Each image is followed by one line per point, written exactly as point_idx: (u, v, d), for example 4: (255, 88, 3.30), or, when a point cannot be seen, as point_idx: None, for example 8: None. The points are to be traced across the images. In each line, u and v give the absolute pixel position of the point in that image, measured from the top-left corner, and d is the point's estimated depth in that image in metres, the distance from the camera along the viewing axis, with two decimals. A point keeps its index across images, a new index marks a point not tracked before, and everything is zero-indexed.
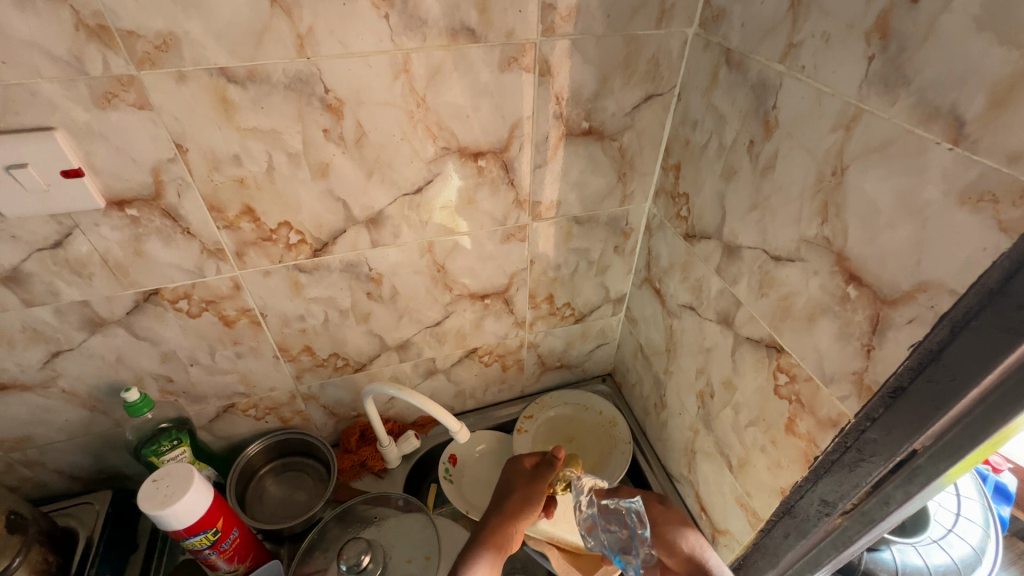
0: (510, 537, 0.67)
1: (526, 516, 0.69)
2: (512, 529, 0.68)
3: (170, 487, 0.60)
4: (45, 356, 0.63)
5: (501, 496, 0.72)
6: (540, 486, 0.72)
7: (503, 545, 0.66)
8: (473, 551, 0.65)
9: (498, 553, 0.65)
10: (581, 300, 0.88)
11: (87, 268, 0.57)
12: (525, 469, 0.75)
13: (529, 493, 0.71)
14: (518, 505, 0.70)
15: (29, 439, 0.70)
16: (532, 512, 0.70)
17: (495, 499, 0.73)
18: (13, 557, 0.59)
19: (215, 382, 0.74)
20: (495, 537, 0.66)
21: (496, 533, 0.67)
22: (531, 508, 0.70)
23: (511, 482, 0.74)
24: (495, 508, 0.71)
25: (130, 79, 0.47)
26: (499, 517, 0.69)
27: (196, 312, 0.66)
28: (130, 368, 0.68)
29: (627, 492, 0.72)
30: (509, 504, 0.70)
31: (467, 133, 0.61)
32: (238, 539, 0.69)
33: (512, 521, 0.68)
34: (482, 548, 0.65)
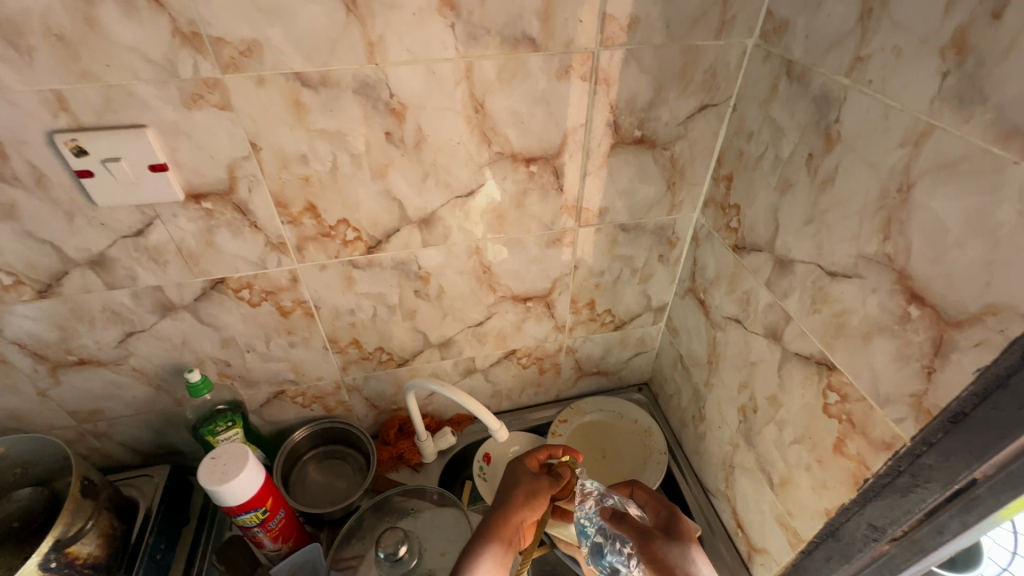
0: (514, 531, 0.68)
1: (529, 513, 0.70)
2: (514, 523, 0.68)
3: (226, 465, 0.64)
4: (120, 335, 0.68)
5: (503, 493, 0.72)
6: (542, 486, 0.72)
7: (505, 536, 0.66)
8: (479, 541, 0.65)
9: (504, 544, 0.66)
10: (622, 307, 0.88)
11: (163, 256, 0.62)
12: (529, 469, 0.75)
13: (531, 491, 0.72)
14: (519, 503, 0.70)
15: (100, 412, 0.76)
16: (535, 507, 0.71)
17: (498, 495, 0.73)
18: (86, 520, 0.64)
19: (268, 369, 0.78)
20: (498, 529, 0.67)
21: (497, 525, 0.67)
22: (532, 505, 0.70)
23: (514, 480, 0.74)
24: (497, 504, 0.71)
25: (215, 82, 0.51)
26: (499, 512, 0.69)
27: (256, 301, 0.69)
28: (193, 351, 0.73)
29: (630, 525, 0.65)
30: (510, 500, 0.70)
31: (522, 139, 0.63)
32: (283, 519, 0.73)
33: (513, 517, 0.68)
34: (486, 538, 0.65)
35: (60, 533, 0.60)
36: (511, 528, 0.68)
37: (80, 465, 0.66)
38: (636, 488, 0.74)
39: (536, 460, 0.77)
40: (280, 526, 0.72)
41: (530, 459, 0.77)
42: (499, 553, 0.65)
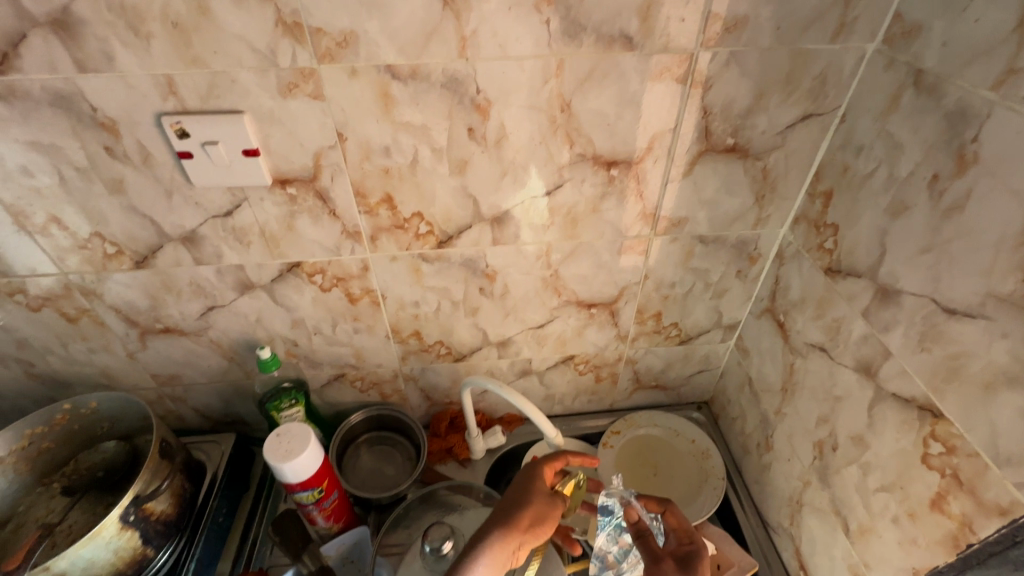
0: (514, 548, 0.62)
1: (536, 535, 0.64)
2: (518, 539, 0.62)
3: (290, 444, 0.66)
4: (202, 308, 0.71)
5: (512, 499, 0.67)
6: (554, 509, 0.67)
7: (505, 551, 0.61)
8: (478, 549, 0.60)
9: (501, 558, 0.61)
10: (690, 322, 0.84)
11: (247, 237, 0.64)
12: (541, 481, 0.69)
13: (543, 509, 0.66)
14: (529, 520, 0.64)
15: (178, 377, 0.80)
16: (543, 529, 0.65)
17: (506, 499, 0.67)
18: (163, 480, 0.68)
19: (332, 352, 0.80)
20: (501, 541, 0.61)
21: (501, 537, 0.61)
22: (541, 526, 0.65)
23: (528, 489, 0.68)
24: (505, 511, 0.65)
25: (311, 72, 0.51)
26: (506, 521, 0.63)
27: (328, 286, 0.71)
28: (265, 329, 0.75)
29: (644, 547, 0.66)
30: (521, 512, 0.64)
31: (606, 142, 0.60)
32: (336, 500, 0.74)
33: (518, 538, 0.62)
34: (487, 548, 0.60)
35: (138, 491, 0.64)
36: (512, 551, 0.62)
37: (161, 427, 0.70)
38: (670, 509, 0.67)
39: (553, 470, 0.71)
40: (332, 505, 0.74)
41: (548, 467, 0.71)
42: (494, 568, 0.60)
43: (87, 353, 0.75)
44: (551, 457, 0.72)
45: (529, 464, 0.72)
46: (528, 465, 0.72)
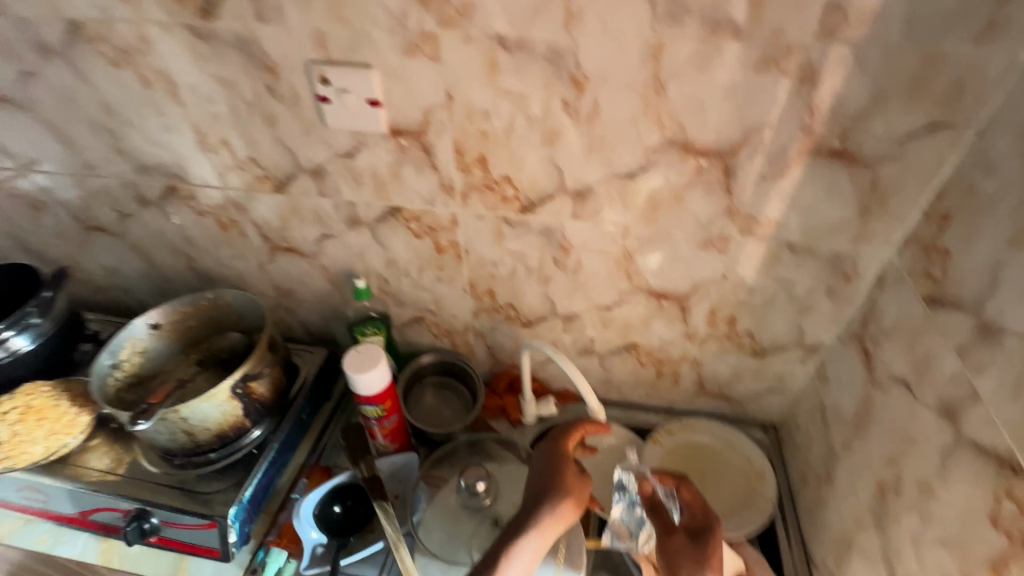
0: (558, 526, 0.65)
1: (577, 510, 0.66)
2: (560, 520, 0.65)
3: (367, 359, 0.76)
4: (318, 235, 0.84)
5: (546, 478, 0.68)
6: (588, 484, 0.69)
7: (548, 532, 0.64)
8: (522, 535, 0.63)
9: (550, 535, 0.64)
10: (766, 334, 0.80)
11: (361, 178, 0.74)
12: (564, 454, 0.71)
13: (577, 485, 0.68)
14: (571, 501, 0.66)
15: (292, 291, 0.95)
16: (579, 505, 0.67)
17: (539, 477, 0.69)
18: (264, 367, 0.81)
19: (415, 295, 0.90)
20: (543, 523, 0.64)
21: (543, 519, 0.64)
22: (580, 500, 0.67)
23: (556, 467, 0.69)
24: (540, 489, 0.67)
25: (432, 36, 0.58)
26: (551, 503, 0.65)
27: (420, 233, 0.79)
28: (364, 263, 0.86)
29: (659, 520, 0.69)
30: (556, 492, 0.66)
31: (698, 129, 0.60)
32: (394, 423, 0.84)
33: (563, 518, 0.65)
34: (530, 534, 0.63)
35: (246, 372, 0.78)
36: (558, 529, 0.65)
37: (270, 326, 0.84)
38: (683, 482, 0.71)
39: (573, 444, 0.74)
40: (390, 424, 0.83)
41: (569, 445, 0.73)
42: (541, 547, 0.63)
43: (230, 258, 0.92)
44: (571, 434, 0.74)
45: (551, 441, 0.74)
46: (550, 443, 0.73)
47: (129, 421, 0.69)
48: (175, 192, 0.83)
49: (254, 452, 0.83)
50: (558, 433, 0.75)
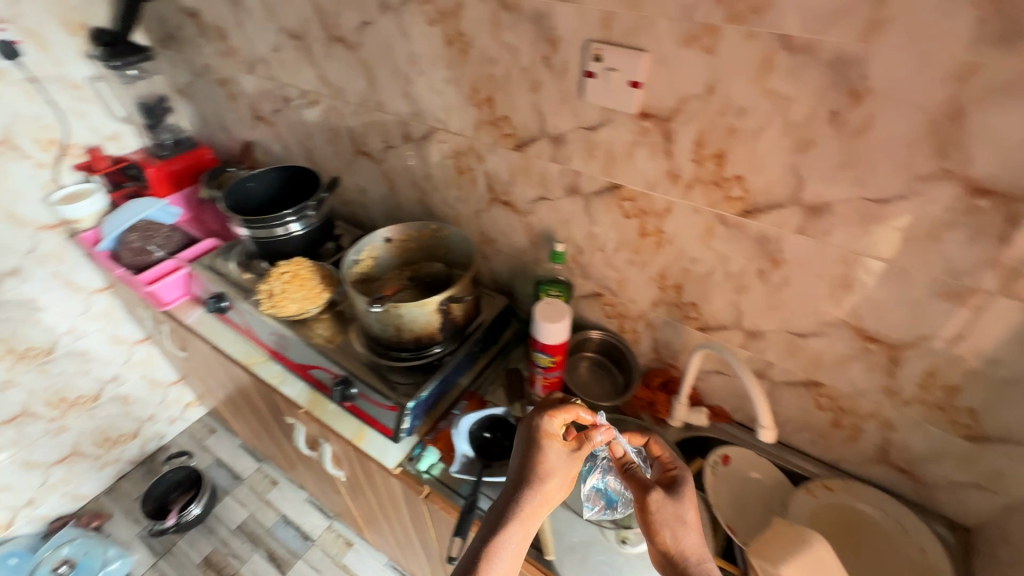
0: (540, 511, 0.69)
1: (558, 490, 0.71)
2: (541, 505, 0.69)
3: (553, 312, 0.83)
4: (536, 196, 0.94)
5: (528, 463, 0.71)
6: (569, 470, 0.72)
7: (531, 518, 0.68)
8: (507, 527, 0.67)
9: (527, 522, 0.68)
10: (995, 419, 0.69)
11: (595, 152, 0.81)
12: (551, 437, 0.73)
13: (563, 471, 0.71)
14: (547, 489, 0.69)
15: (495, 241, 1.07)
16: (561, 485, 0.71)
17: (523, 459, 0.72)
18: (466, 295, 0.92)
19: (603, 271, 0.95)
20: (526, 511, 0.68)
21: (527, 508, 0.68)
22: (562, 484, 0.71)
23: (538, 452, 0.72)
24: (523, 477, 0.70)
25: (715, 29, 0.61)
26: (529, 490, 0.69)
27: (630, 215, 0.84)
28: (567, 230, 0.94)
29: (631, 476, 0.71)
30: (538, 480, 0.70)
31: (989, 166, 0.54)
32: (555, 378, 0.91)
33: (537, 504, 0.69)
34: (514, 525, 0.67)
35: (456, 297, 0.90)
36: (534, 516, 0.69)
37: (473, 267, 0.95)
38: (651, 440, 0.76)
39: (559, 420, 0.75)
40: (560, 378, 0.91)
41: (552, 423, 0.74)
42: (524, 533, 0.67)
43: (455, 200, 1.07)
44: (557, 411, 0.75)
45: (535, 419, 0.75)
46: (534, 422, 0.75)
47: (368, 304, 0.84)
48: (434, 135, 1.00)
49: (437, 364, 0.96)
50: (539, 407, 0.77)
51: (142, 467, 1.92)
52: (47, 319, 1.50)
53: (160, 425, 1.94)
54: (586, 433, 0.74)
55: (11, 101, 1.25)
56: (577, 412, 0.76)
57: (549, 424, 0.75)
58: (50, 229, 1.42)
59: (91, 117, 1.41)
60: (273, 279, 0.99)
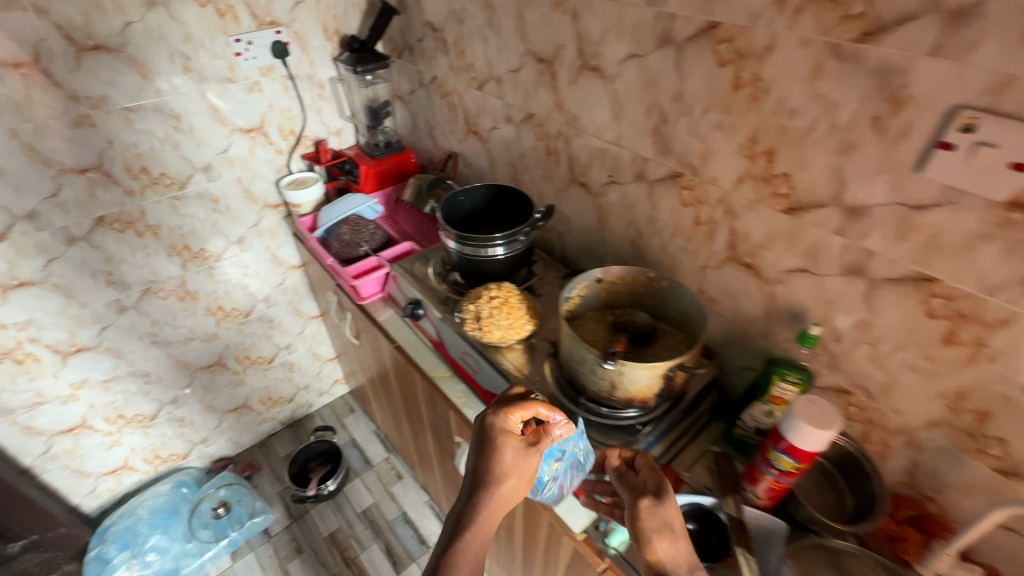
0: (497, 513, 0.74)
1: (513, 488, 0.75)
2: (499, 505, 0.74)
3: (818, 414, 0.70)
4: (796, 267, 0.81)
5: (486, 469, 0.75)
6: (526, 464, 0.76)
7: (489, 521, 0.73)
8: (465, 536, 0.71)
9: (483, 529, 0.72)
10: None
11: (910, 235, 0.66)
12: (507, 431, 0.78)
13: (518, 473, 0.76)
14: (506, 481, 0.75)
15: (716, 302, 0.96)
16: (519, 486, 0.76)
17: (480, 465, 0.76)
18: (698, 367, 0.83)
19: (863, 367, 0.79)
20: (484, 512, 0.73)
21: (484, 514, 0.73)
22: (519, 483, 0.76)
23: (497, 458, 0.76)
24: (479, 477, 0.75)
25: None
26: (484, 495, 0.73)
27: (937, 315, 0.68)
28: (827, 312, 0.80)
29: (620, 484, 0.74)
30: (494, 484, 0.74)
31: None
32: (788, 484, 0.77)
33: (493, 503, 0.74)
34: (472, 532, 0.71)
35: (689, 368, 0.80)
36: (491, 517, 0.73)
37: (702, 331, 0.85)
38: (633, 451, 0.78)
39: (516, 419, 0.80)
40: (793, 484, 0.77)
41: (510, 419, 0.79)
42: (481, 534, 0.72)
43: (679, 250, 0.98)
44: (513, 408, 0.80)
45: (490, 419, 0.79)
46: (488, 421, 0.79)
47: (603, 360, 0.75)
48: (677, 179, 0.91)
49: (638, 429, 0.89)
50: (502, 407, 0.80)
51: (289, 430, 2.08)
52: (252, 286, 1.67)
53: (311, 396, 2.10)
54: (544, 431, 0.79)
55: (270, 95, 1.41)
56: (536, 410, 0.80)
57: (506, 422, 0.79)
58: (273, 208, 1.58)
59: (325, 114, 1.54)
60: (480, 300, 0.98)
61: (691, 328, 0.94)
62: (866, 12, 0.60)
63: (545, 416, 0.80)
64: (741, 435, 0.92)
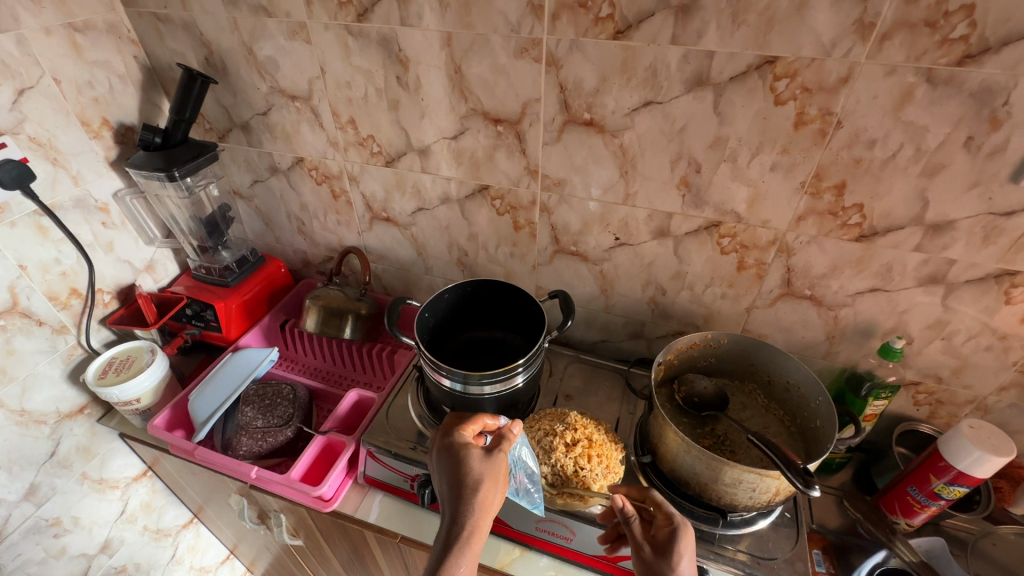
0: (484, 523, 0.63)
1: (494, 497, 0.65)
2: (484, 517, 0.63)
3: (992, 439, 0.68)
4: (863, 287, 0.78)
5: (456, 480, 0.65)
6: (495, 468, 0.67)
7: (476, 537, 0.62)
8: (452, 554, 0.60)
9: (473, 551, 0.61)
10: None
11: (997, 237, 0.66)
12: (461, 443, 0.69)
13: (490, 474, 0.66)
14: (484, 486, 0.64)
15: (766, 337, 0.90)
16: (499, 491, 0.66)
17: (450, 479, 0.66)
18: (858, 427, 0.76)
19: (934, 360, 0.81)
20: (469, 530, 0.61)
21: (469, 526, 0.62)
22: (496, 484, 0.65)
23: (462, 467, 0.66)
24: (448, 490, 0.65)
25: None
26: (454, 498, 0.64)
27: (1016, 301, 0.71)
28: (899, 321, 0.79)
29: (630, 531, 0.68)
30: (469, 491, 0.64)
31: None
32: (936, 508, 0.76)
33: (474, 516, 0.62)
34: (460, 547, 0.60)
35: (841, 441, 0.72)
36: (478, 530, 0.62)
37: (816, 383, 0.77)
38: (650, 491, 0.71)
39: (472, 433, 0.72)
40: (952, 503, 0.76)
41: (467, 434, 0.71)
42: (472, 555, 0.61)
43: (716, 297, 0.88)
44: (466, 424, 0.72)
45: (446, 437, 0.71)
46: (446, 441, 0.71)
47: (808, 485, 0.60)
48: (714, 228, 0.80)
49: (786, 515, 0.79)
50: (446, 425, 0.73)
51: None
52: (75, 545, 1.01)
53: None
54: (502, 430, 0.70)
55: (17, 249, 0.82)
56: (485, 420, 0.74)
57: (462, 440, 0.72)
58: (74, 416, 0.97)
59: (121, 248, 1.00)
60: (557, 456, 0.73)
61: (765, 377, 0.86)
62: (969, 34, 0.55)
63: (493, 425, 0.74)
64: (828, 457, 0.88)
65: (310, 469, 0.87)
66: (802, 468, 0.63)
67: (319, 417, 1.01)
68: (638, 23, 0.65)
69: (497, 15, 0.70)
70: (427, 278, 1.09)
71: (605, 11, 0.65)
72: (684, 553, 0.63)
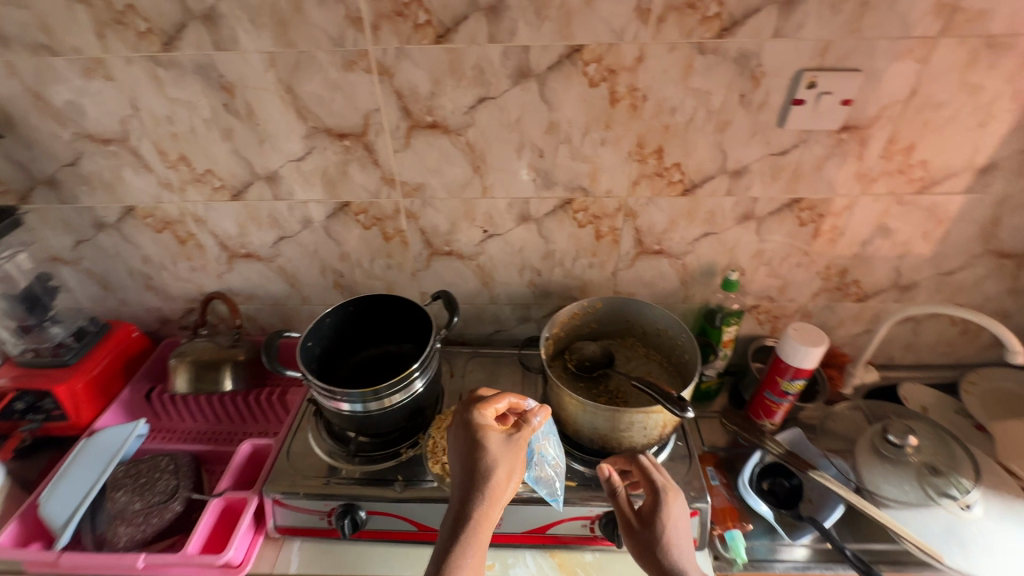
0: (494, 511, 0.63)
1: (510, 481, 0.65)
2: (496, 500, 0.63)
3: (810, 334, 0.84)
4: (698, 234, 0.90)
5: (469, 465, 0.65)
6: (514, 451, 0.66)
7: (485, 524, 0.62)
8: (460, 543, 0.60)
9: (480, 536, 0.62)
10: None
11: (781, 172, 0.81)
12: (480, 421, 0.68)
13: (507, 459, 0.65)
14: (500, 474, 0.64)
15: (634, 295, 1.00)
16: (516, 473, 0.66)
17: (464, 464, 0.65)
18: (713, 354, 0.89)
19: (764, 284, 0.96)
20: (480, 516, 0.62)
21: (479, 513, 0.62)
22: (513, 471, 0.65)
23: (478, 450, 0.65)
24: (462, 475, 0.65)
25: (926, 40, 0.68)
26: (468, 484, 0.64)
27: (806, 221, 0.87)
28: (730, 257, 0.93)
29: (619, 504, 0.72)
30: (486, 475, 0.64)
31: None
32: (789, 404, 0.90)
33: (484, 502, 0.62)
34: (469, 535, 0.61)
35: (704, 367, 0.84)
36: (487, 515, 0.63)
37: (678, 323, 0.88)
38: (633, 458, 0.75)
39: (494, 412, 0.70)
40: (797, 397, 0.91)
41: (489, 414, 0.70)
42: (480, 544, 0.61)
43: (585, 268, 0.96)
44: (488, 402, 0.71)
45: (463, 415, 0.70)
46: (464, 418, 0.69)
47: (682, 409, 0.69)
48: (568, 205, 0.87)
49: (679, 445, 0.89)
50: (468, 402, 0.71)
51: None
52: None
53: None
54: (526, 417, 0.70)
55: None
56: (509, 400, 0.72)
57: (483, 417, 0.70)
58: None
59: None
60: None
61: (640, 329, 0.96)
62: (720, 12, 0.67)
63: (520, 404, 0.73)
64: (705, 386, 1.00)
65: (210, 539, 0.79)
66: (676, 397, 0.72)
67: (212, 482, 0.92)
68: (455, 26, 0.69)
69: (317, 31, 0.70)
70: (306, 308, 1.04)
71: (422, 18, 0.69)
72: (673, 523, 0.68)
